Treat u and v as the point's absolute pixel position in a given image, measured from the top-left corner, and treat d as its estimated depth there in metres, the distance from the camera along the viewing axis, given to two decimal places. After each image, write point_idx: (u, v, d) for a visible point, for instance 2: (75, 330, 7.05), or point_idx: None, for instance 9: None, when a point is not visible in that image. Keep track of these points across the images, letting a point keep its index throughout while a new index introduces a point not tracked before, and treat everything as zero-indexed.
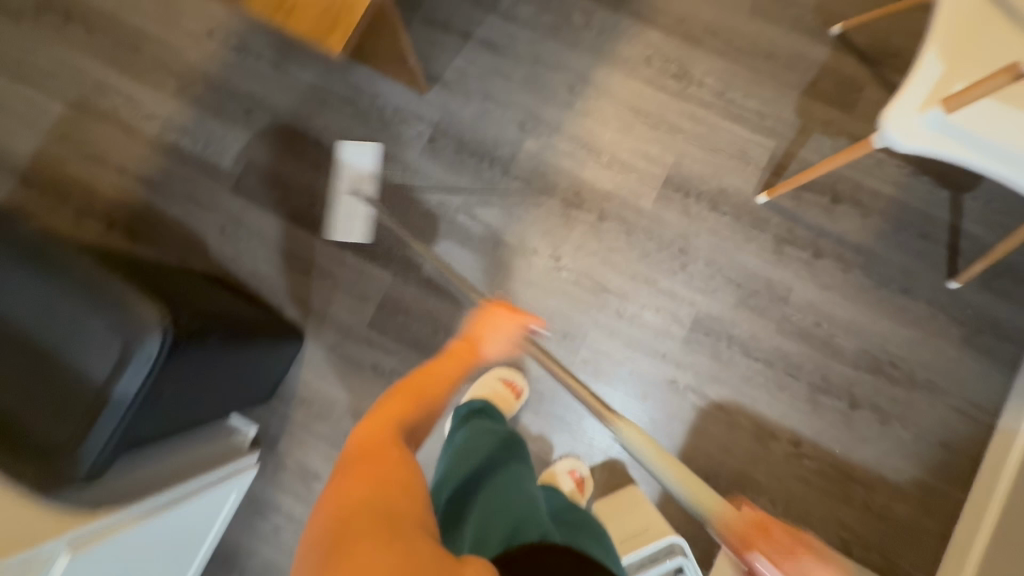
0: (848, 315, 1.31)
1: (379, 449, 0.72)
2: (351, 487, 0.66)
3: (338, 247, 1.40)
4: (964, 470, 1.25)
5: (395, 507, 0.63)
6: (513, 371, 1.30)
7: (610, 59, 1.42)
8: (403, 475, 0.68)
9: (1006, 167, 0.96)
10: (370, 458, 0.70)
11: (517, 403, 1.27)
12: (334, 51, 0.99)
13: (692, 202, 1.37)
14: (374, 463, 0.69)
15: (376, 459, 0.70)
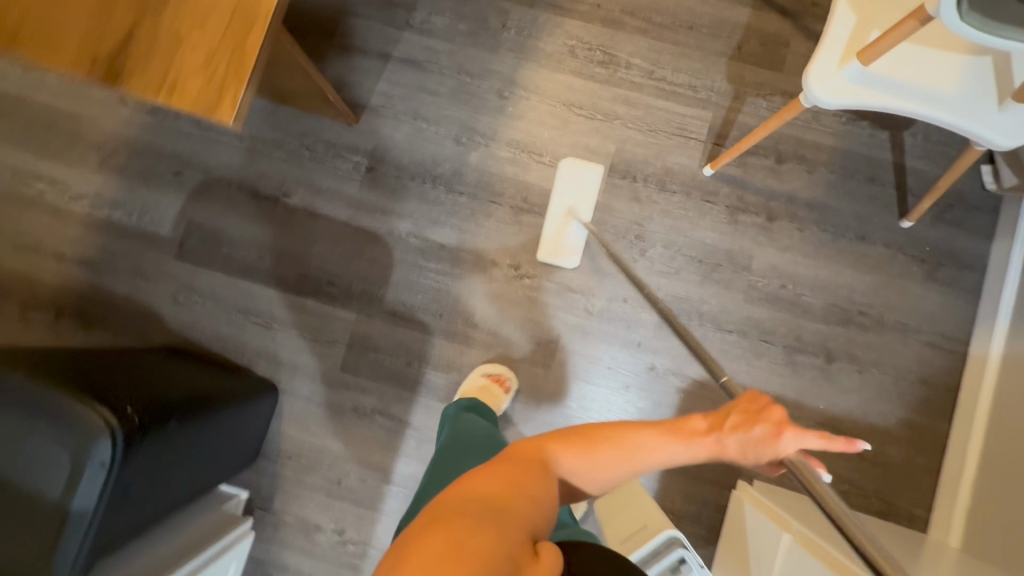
0: (812, 271, 1.32)
1: (532, 461, 0.61)
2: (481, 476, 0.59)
3: (296, 294, 1.37)
4: (946, 402, 1.27)
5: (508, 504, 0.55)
6: (502, 367, 1.30)
7: (535, 56, 1.40)
8: (535, 482, 0.59)
9: (931, 108, 0.96)
10: (521, 459, 0.61)
11: (505, 398, 1.27)
12: (226, 121, 0.85)
13: (640, 187, 1.36)
14: (520, 468, 0.60)
15: (525, 467, 0.60)
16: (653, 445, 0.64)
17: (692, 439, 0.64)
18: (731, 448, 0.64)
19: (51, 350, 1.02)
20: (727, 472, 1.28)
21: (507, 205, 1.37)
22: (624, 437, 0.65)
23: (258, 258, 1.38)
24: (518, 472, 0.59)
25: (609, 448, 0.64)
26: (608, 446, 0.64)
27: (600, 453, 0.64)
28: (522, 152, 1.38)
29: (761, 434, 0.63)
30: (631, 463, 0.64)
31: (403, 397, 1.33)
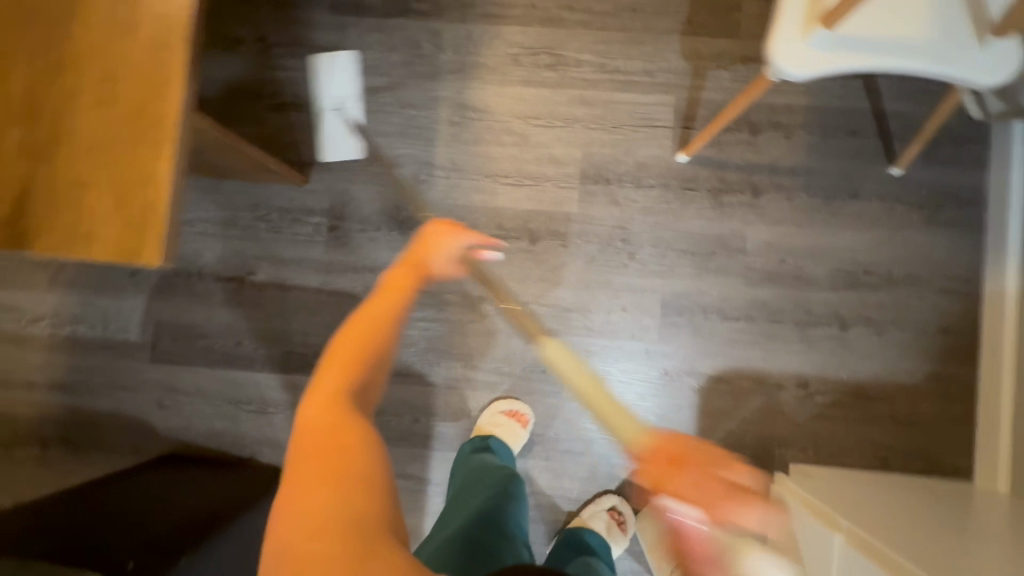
0: (809, 240, 1.26)
1: (325, 430, 0.65)
2: (300, 485, 0.61)
3: (284, 374, 1.30)
4: (970, 347, 1.23)
5: (354, 509, 0.58)
6: (513, 401, 1.26)
7: (478, 73, 1.32)
8: (352, 461, 0.62)
9: (909, 61, 0.89)
10: (323, 452, 0.63)
11: (523, 433, 1.24)
12: (153, 263, 0.79)
13: (616, 188, 1.29)
14: (330, 461, 0.62)
15: (331, 445, 0.63)
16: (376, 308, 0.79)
17: (394, 280, 0.84)
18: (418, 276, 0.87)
19: (44, 509, 0.97)
20: (761, 463, 1.24)
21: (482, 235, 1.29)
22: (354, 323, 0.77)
23: (237, 344, 1.31)
24: (329, 456, 0.62)
25: (360, 348, 0.74)
26: (350, 344, 0.74)
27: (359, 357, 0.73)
28: (486, 177, 1.30)
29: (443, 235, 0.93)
30: (381, 346, 0.76)
31: (417, 455, 1.28)
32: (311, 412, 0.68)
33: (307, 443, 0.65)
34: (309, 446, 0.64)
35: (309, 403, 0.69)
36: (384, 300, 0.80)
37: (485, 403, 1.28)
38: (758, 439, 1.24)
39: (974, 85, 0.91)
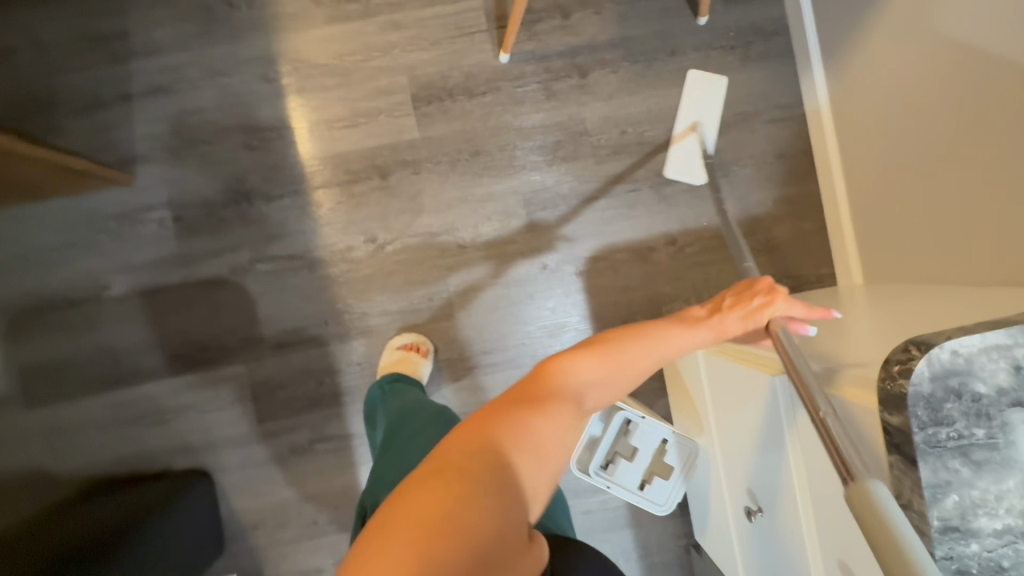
0: (644, 105, 1.30)
1: (556, 393, 0.57)
2: (504, 417, 0.53)
3: (175, 377, 1.26)
4: (806, 164, 1.32)
5: (508, 458, 0.51)
6: (408, 333, 1.26)
7: (281, 23, 1.28)
8: (545, 431, 0.54)
9: None
10: (539, 395, 0.56)
11: (424, 358, 1.23)
12: None
13: (449, 104, 1.29)
14: (537, 402, 0.55)
15: (555, 405, 0.56)
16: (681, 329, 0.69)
17: (700, 323, 0.71)
18: (716, 333, 0.71)
19: None
20: (653, 323, 1.31)
21: (334, 185, 1.28)
22: (663, 331, 0.68)
23: (116, 362, 1.26)
24: (542, 412, 0.55)
25: (642, 350, 0.64)
26: (643, 339, 0.65)
27: (636, 352, 0.64)
28: (321, 126, 1.28)
29: (755, 303, 0.73)
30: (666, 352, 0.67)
31: (333, 415, 1.28)
32: (558, 361, 0.60)
33: (535, 384, 0.57)
34: (535, 395, 0.56)
35: (563, 362, 0.60)
36: (684, 330, 0.69)
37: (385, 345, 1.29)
38: (645, 302, 1.31)
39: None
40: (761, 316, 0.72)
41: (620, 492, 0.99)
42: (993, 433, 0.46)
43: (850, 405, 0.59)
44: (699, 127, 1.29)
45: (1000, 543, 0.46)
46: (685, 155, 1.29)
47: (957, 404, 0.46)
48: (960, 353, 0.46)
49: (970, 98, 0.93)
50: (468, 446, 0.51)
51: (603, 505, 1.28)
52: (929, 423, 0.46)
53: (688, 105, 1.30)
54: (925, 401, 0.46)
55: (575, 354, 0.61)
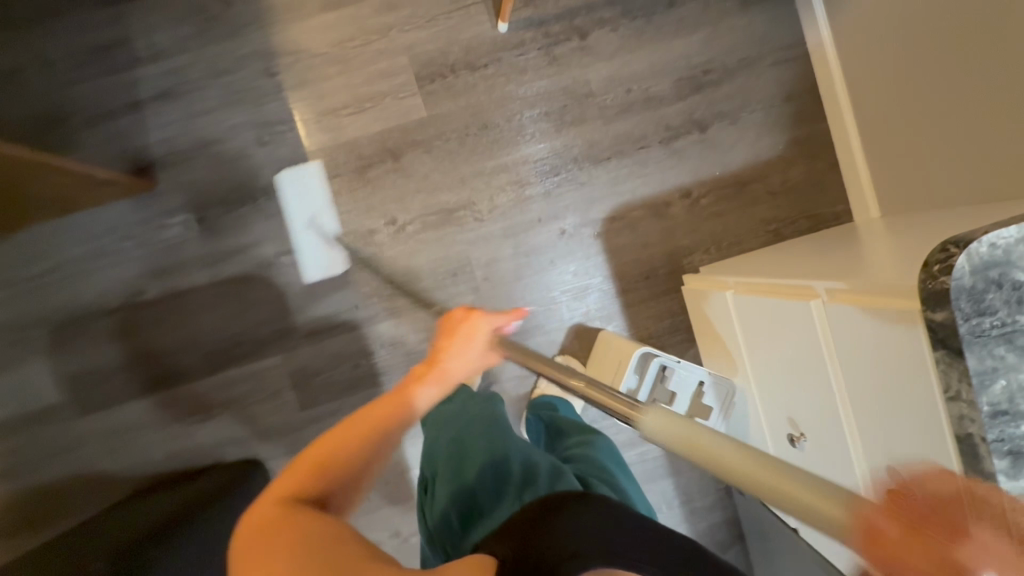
0: (645, 60, 1.30)
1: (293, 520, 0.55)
2: (278, 558, 0.51)
3: (216, 374, 1.30)
4: (813, 104, 1.32)
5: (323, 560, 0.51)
6: None
7: (278, 16, 1.28)
8: (321, 523, 0.55)
9: None
10: (283, 521, 0.55)
11: None
12: None
13: (453, 79, 1.30)
14: (289, 523, 0.55)
15: (309, 514, 0.56)
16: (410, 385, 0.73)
17: (417, 376, 0.75)
18: (441, 383, 0.75)
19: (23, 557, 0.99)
20: (675, 277, 1.33)
21: (347, 172, 1.30)
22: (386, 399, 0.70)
23: (158, 365, 1.30)
24: (304, 523, 0.55)
25: (366, 423, 0.66)
26: (368, 415, 0.67)
27: (357, 434, 0.65)
28: (328, 115, 1.29)
29: (461, 330, 0.80)
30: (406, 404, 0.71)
31: (372, 395, 1.32)
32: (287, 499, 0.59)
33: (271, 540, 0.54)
34: (276, 533, 0.54)
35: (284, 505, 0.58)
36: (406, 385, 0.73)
37: (414, 324, 1.32)
38: (665, 257, 1.33)
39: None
40: (476, 338, 0.80)
41: None
42: None
43: (886, 314, 0.61)
44: (313, 220, 1.30)
45: None
46: (318, 249, 1.30)
47: (999, 294, 0.48)
48: (998, 244, 0.48)
49: (962, 15, 0.93)
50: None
51: (642, 456, 1.32)
52: (973, 314, 0.48)
53: (297, 219, 1.29)
54: (968, 293, 0.48)
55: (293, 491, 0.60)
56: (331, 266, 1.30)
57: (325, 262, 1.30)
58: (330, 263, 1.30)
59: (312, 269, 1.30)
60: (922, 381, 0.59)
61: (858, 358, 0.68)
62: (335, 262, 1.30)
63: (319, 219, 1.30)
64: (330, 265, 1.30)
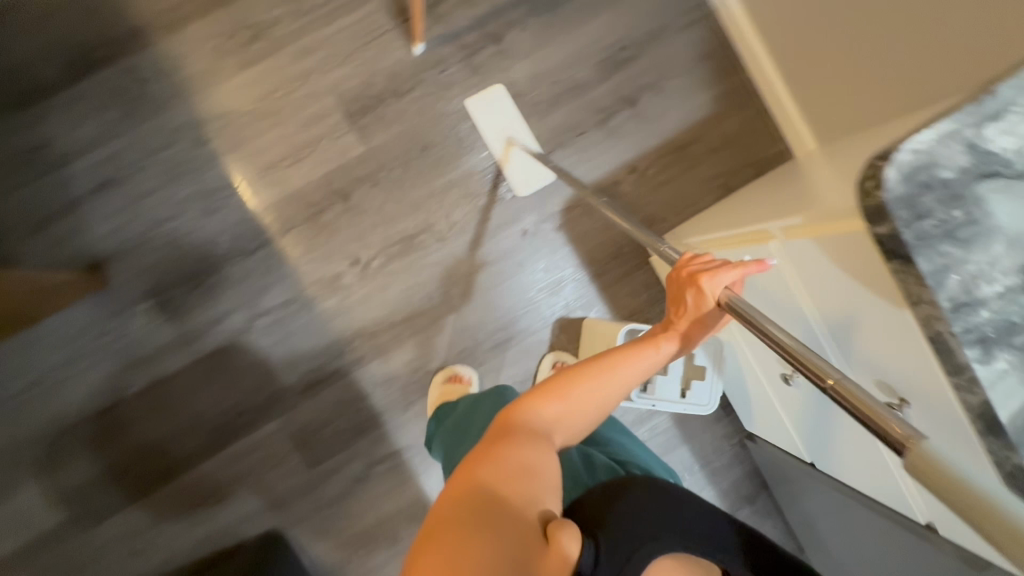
0: (564, 49, 1.33)
1: (521, 430, 0.65)
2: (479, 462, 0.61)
3: (215, 453, 1.27)
4: (731, 56, 1.36)
5: (504, 489, 0.58)
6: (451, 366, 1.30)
7: (195, 84, 1.27)
8: (525, 455, 0.62)
9: None
10: (503, 434, 0.64)
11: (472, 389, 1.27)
12: None
13: (384, 109, 1.30)
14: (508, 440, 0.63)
15: (519, 441, 0.63)
16: (637, 355, 0.71)
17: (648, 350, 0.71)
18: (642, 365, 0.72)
19: None
20: (642, 250, 1.35)
21: (301, 222, 1.29)
22: (618, 365, 0.70)
23: (153, 459, 1.26)
24: (508, 444, 0.63)
25: (596, 385, 0.70)
26: (603, 378, 0.70)
27: (586, 388, 0.69)
28: (268, 171, 1.28)
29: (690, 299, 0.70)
30: (628, 379, 0.71)
31: (377, 436, 1.30)
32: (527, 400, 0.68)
33: (502, 428, 0.65)
34: (499, 433, 0.64)
35: (526, 407, 0.67)
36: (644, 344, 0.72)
37: (403, 356, 1.31)
38: (628, 233, 1.35)
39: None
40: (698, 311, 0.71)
41: (667, 405, 1.03)
42: (968, 210, 0.50)
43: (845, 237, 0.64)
44: (517, 143, 1.30)
45: (1005, 303, 0.51)
46: (519, 167, 1.31)
47: (931, 195, 0.50)
48: (918, 151, 0.50)
49: None
50: (481, 479, 0.59)
51: (653, 430, 1.33)
52: (912, 220, 0.50)
53: (527, 130, 1.32)
54: (903, 202, 0.50)
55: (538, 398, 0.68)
56: (540, 180, 1.32)
57: (535, 171, 1.32)
58: (544, 178, 1.32)
59: (521, 183, 1.32)
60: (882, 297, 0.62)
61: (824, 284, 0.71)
62: (543, 173, 1.32)
63: (528, 147, 1.30)
64: (540, 177, 1.32)
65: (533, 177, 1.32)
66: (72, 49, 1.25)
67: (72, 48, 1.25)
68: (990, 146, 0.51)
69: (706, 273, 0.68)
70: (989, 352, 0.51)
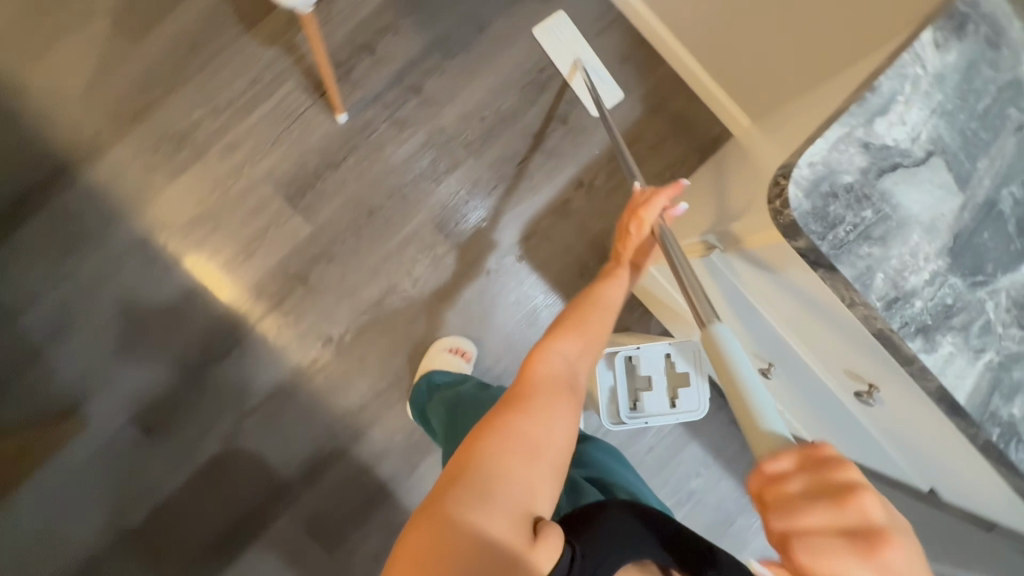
0: (485, 82, 1.33)
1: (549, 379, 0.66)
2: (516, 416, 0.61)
3: (233, 562, 1.26)
4: (648, 54, 1.37)
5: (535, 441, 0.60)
6: (455, 337, 1.28)
7: (132, 204, 1.27)
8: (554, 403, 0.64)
9: None
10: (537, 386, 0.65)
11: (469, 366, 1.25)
12: None
13: (322, 184, 1.30)
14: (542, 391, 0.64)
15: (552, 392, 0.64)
16: (614, 290, 0.80)
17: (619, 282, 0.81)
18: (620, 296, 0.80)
19: None
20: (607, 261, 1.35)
21: (268, 313, 1.29)
22: (606, 301, 0.78)
23: None
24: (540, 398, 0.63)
25: (596, 326, 0.74)
26: (599, 313, 0.76)
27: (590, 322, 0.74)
28: (224, 269, 1.28)
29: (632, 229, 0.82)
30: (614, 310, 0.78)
31: (389, 506, 1.29)
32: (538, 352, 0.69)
33: (518, 389, 0.65)
34: (531, 384, 0.65)
35: (538, 360, 0.68)
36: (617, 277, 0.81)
37: (397, 421, 1.30)
38: (589, 248, 1.35)
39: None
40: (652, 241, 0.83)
41: (660, 419, 1.02)
42: (878, 208, 0.51)
43: (771, 248, 0.64)
44: (582, 63, 1.31)
45: (936, 287, 0.51)
46: (595, 74, 1.32)
47: (838, 203, 0.50)
48: (816, 162, 0.51)
49: None
50: (486, 455, 0.57)
51: (658, 434, 1.33)
52: (826, 231, 0.50)
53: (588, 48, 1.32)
54: (813, 216, 0.50)
55: (550, 345, 0.70)
56: (607, 96, 1.33)
57: (604, 82, 1.32)
58: (611, 95, 1.33)
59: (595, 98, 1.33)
60: (818, 301, 0.64)
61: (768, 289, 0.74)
62: (610, 91, 1.33)
63: (594, 63, 1.32)
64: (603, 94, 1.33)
65: (605, 88, 1.33)
66: (5, 199, 1.25)
67: (4, 198, 1.25)
68: (883, 140, 0.51)
69: (647, 206, 0.80)
70: (932, 339, 0.51)
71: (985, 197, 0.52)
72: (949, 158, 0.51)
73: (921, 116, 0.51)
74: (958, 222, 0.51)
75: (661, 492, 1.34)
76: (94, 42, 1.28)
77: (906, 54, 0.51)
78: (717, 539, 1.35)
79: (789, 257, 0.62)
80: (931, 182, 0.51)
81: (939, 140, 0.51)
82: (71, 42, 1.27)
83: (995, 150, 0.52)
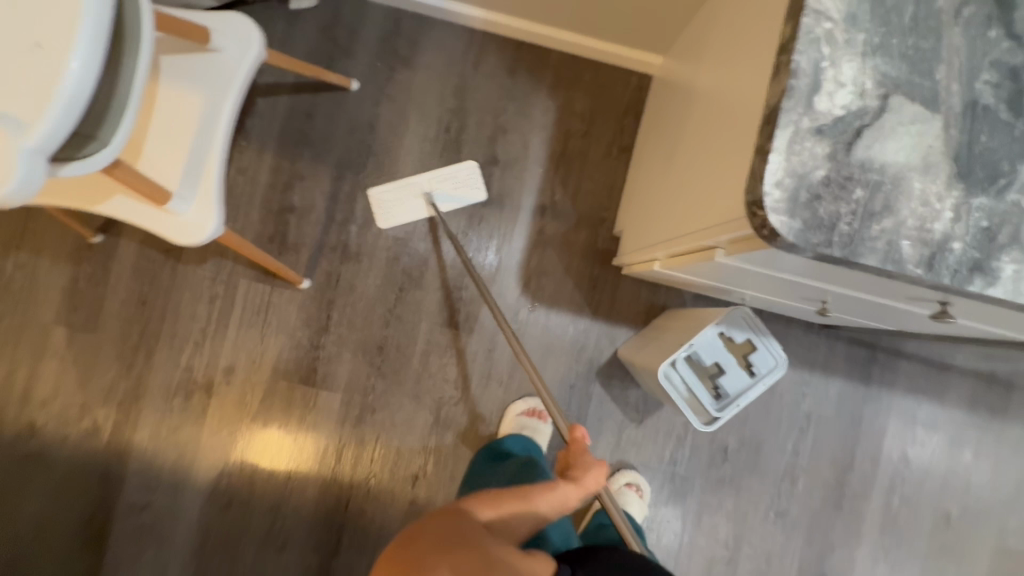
0: (400, 193, 1.30)
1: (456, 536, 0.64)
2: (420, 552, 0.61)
3: None
4: (530, 53, 1.31)
5: (439, 536, 0.63)
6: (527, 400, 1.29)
7: (181, 468, 1.29)
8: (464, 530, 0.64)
9: (221, 121, 0.95)
10: (441, 521, 0.65)
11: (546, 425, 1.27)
12: None
13: (324, 350, 1.30)
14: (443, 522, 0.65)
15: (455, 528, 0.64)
16: (552, 490, 0.75)
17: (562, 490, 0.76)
18: (555, 502, 0.75)
19: None
20: (610, 261, 1.31)
21: (351, 487, 1.29)
22: (535, 491, 0.74)
23: None
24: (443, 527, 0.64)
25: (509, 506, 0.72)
26: (523, 504, 0.73)
27: (513, 503, 0.73)
28: (292, 448, 1.30)
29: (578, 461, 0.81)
30: (542, 510, 0.74)
31: None
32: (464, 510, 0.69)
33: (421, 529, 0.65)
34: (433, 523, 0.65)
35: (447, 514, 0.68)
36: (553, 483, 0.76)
37: None
38: (587, 259, 1.31)
39: (260, 62, 0.98)
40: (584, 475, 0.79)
41: (749, 395, 0.99)
42: (865, 181, 0.46)
43: (764, 251, 0.61)
44: (433, 194, 1.28)
45: (966, 219, 0.47)
46: (450, 193, 1.29)
47: (825, 201, 0.46)
48: (782, 178, 0.46)
49: None
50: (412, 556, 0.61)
51: None
52: (830, 236, 0.46)
53: (417, 178, 1.29)
54: (809, 229, 0.46)
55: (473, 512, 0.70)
56: (469, 175, 1.29)
57: (463, 186, 1.29)
58: (468, 170, 1.29)
59: (471, 192, 1.29)
60: (854, 273, 0.58)
61: (799, 271, 0.67)
62: (461, 169, 1.29)
63: (438, 188, 1.29)
64: (470, 186, 1.29)
65: (468, 182, 1.29)
66: (77, 532, 1.27)
67: (75, 532, 1.27)
68: (833, 114, 0.47)
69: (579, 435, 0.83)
70: (991, 270, 0.47)
71: (963, 100, 0.47)
72: (906, 88, 0.47)
73: (855, 67, 0.47)
74: (950, 142, 0.47)
75: (782, 429, 1.31)
76: (62, 354, 1.29)
77: (806, 18, 0.47)
78: (857, 440, 1.32)
79: (799, 260, 0.57)
80: (902, 123, 0.47)
81: (886, 78, 0.47)
82: (44, 367, 1.29)
83: (944, 52, 0.48)
